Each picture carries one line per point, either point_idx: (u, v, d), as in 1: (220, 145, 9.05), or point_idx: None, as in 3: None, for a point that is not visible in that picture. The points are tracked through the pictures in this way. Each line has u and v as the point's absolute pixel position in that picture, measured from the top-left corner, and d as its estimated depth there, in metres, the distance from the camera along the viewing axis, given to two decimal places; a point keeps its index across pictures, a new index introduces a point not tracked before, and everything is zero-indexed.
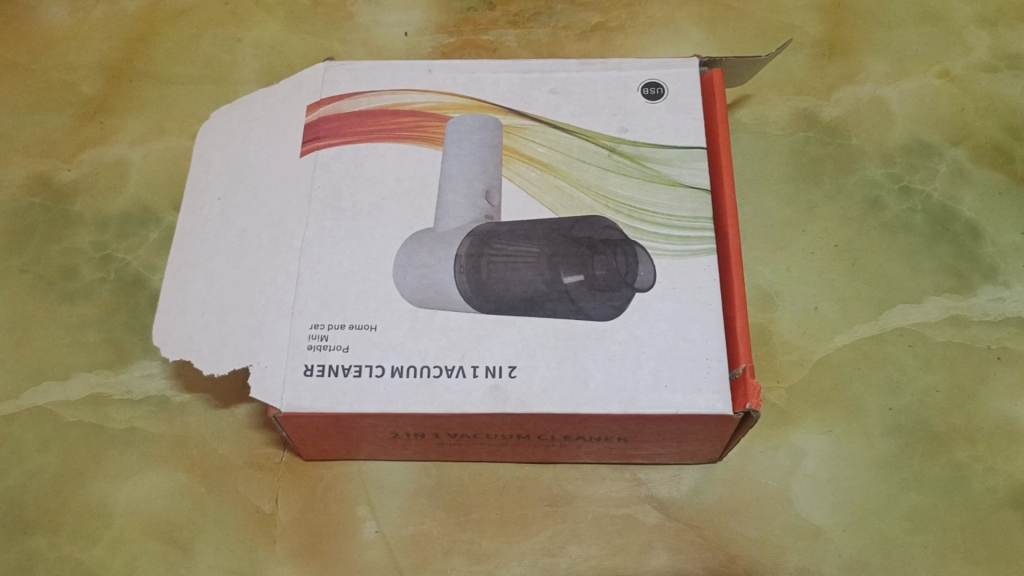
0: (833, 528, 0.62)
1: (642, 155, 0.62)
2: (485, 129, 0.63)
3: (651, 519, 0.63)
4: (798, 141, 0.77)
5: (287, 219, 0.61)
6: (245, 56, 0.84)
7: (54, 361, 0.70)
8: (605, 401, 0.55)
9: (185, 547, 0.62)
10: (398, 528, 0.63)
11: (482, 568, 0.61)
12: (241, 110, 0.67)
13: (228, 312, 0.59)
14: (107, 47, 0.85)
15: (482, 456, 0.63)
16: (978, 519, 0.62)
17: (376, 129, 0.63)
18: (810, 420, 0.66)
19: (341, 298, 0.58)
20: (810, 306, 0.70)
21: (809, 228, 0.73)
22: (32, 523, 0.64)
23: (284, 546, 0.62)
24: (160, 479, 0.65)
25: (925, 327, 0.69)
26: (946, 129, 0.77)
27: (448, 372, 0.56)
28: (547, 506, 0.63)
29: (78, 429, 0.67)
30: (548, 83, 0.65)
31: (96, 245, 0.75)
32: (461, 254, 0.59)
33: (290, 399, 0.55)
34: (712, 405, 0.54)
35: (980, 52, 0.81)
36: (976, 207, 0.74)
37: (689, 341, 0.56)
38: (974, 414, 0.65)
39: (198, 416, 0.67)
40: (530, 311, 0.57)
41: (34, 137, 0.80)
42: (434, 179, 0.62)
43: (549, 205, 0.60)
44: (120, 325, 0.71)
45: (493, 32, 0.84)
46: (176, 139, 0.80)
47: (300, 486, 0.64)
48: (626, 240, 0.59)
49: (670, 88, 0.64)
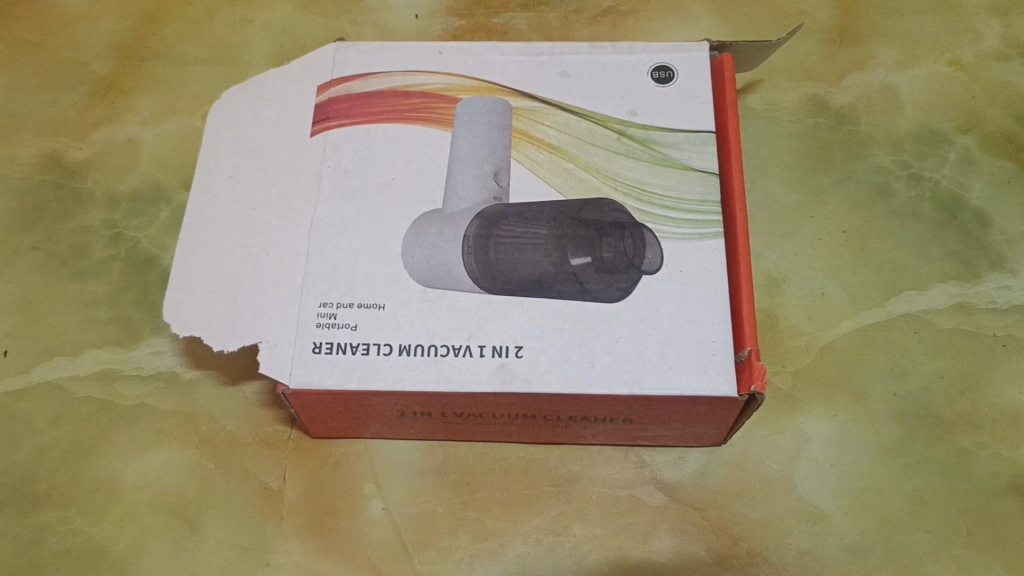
0: (836, 512, 0.63)
1: (651, 138, 0.62)
2: (494, 112, 0.63)
3: (654, 500, 0.63)
4: (808, 127, 0.77)
5: (297, 199, 0.61)
6: (256, 37, 0.84)
7: (66, 337, 0.70)
8: (610, 381, 0.55)
9: (194, 522, 0.63)
10: (404, 506, 0.63)
11: (486, 547, 0.62)
12: (252, 91, 0.67)
13: (237, 289, 0.59)
14: (118, 27, 0.85)
15: (489, 436, 0.63)
16: (980, 505, 0.62)
17: (385, 111, 0.63)
18: (815, 405, 0.66)
19: (350, 277, 0.58)
20: (817, 292, 0.70)
21: (817, 214, 0.73)
22: (43, 497, 0.64)
23: (291, 523, 0.63)
24: (170, 455, 0.66)
25: (931, 313, 0.69)
26: (956, 116, 0.77)
27: (455, 351, 0.56)
28: (552, 486, 0.64)
29: (89, 404, 0.68)
30: (557, 65, 0.65)
31: (107, 223, 0.76)
32: (469, 235, 0.60)
33: (300, 376, 0.56)
34: (717, 387, 0.55)
35: (991, 40, 0.81)
36: (984, 195, 0.74)
37: (695, 324, 0.56)
38: (979, 401, 0.66)
39: (207, 393, 0.68)
40: (537, 292, 0.58)
41: (45, 115, 0.81)
42: (443, 160, 0.62)
43: (558, 187, 0.60)
44: (131, 303, 0.72)
45: (503, 15, 0.84)
46: (187, 120, 0.80)
47: (308, 464, 0.65)
48: (634, 223, 0.59)
49: (679, 71, 0.64)
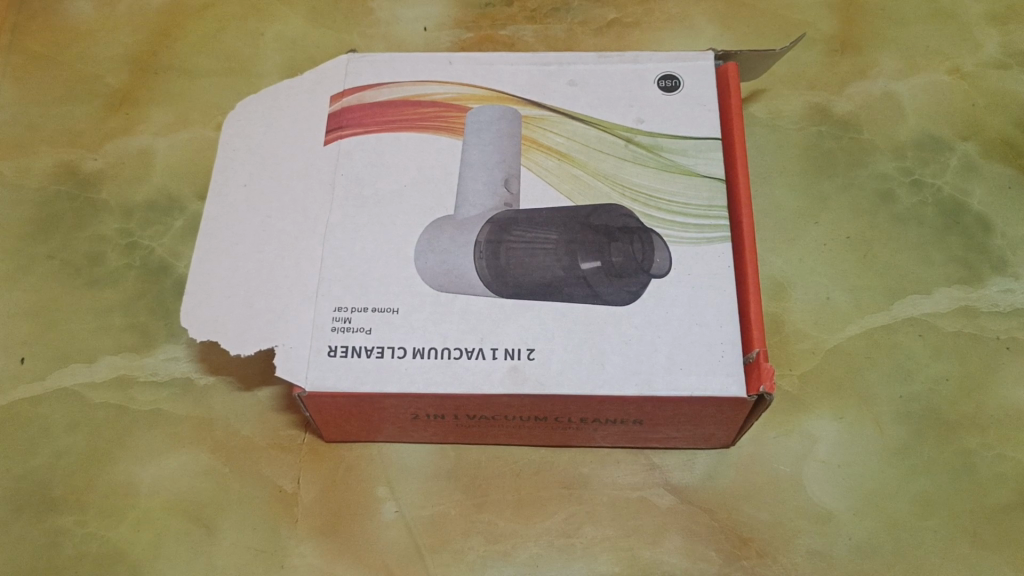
0: (844, 512, 0.63)
1: (658, 145, 0.63)
2: (503, 120, 0.64)
3: (664, 502, 0.64)
4: (811, 135, 0.78)
5: (311, 206, 0.63)
6: (267, 50, 0.86)
7: (82, 344, 0.71)
8: (620, 383, 0.56)
9: (210, 525, 0.64)
10: (417, 508, 0.64)
11: (499, 549, 0.62)
12: (266, 100, 0.68)
13: (253, 294, 0.60)
14: (132, 40, 0.87)
15: (500, 439, 0.64)
16: (985, 505, 0.63)
17: (396, 120, 0.65)
18: (822, 407, 0.67)
19: (364, 283, 0.59)
20: (822, 297, 0.71)
21: (822, 219, 0.74)
22: (60, 501, 0.65)
23: (306, 525, 0.64)
24: (185, 459, 0.67)
25: (935, 317, 0.70)
26: (957, 124, 0.79)
27: (468, 354, 0.57)
28: (563, 488, 0.64)
29: (106, 410, 0.69)
30: (566, 75, 0.66)
31: (122, 232, 0.77)
32: (480, 241, 0.61)
33: (315, 379, 0.57)
34: (726, 388, 0.56)
35: (990, 49, 0.82)
36: (985, 200, 0.75)
37: (704, 325, 0.57)
38: (984, 402, 0.66)
39: (222, 398, 0.69)
40: (548, 295, 0.59)
41: (61, 127, 0.82)
42: (454, 167, 0.63)
43: (567, 193, 0.62)
44: (146, 310, 0.73)
45: (510, 27, 0.86)
46: (200, 131, 0.82)
47: (322, 467, 0.66)
48: (643, 228, 0.60)
49: (685, 80, 0.65)
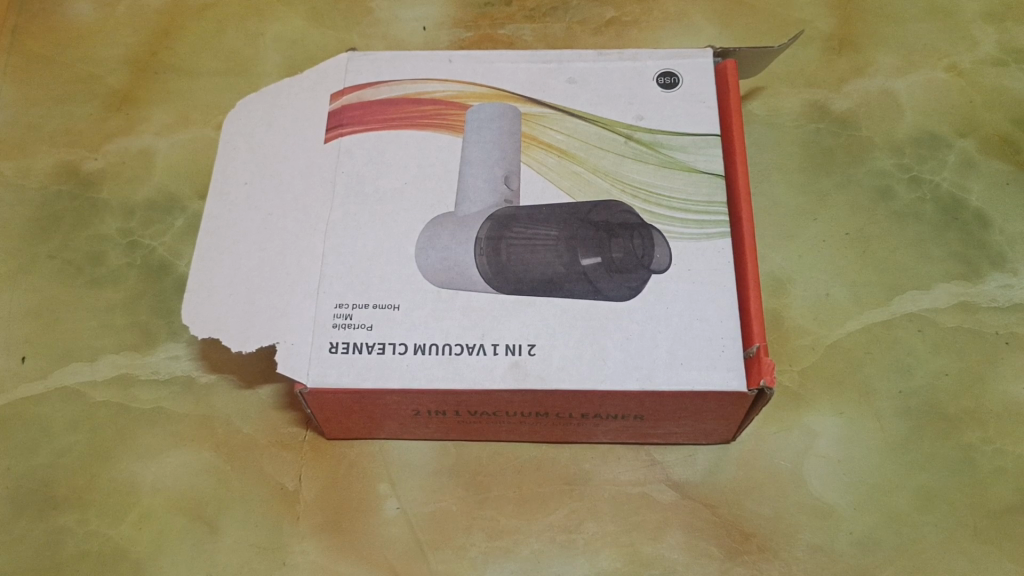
0: (845, 507, 0.63)
1: (658, 142, 0.63)
2: (503, 118, 0.65)
3: (666, 497, 0.64)
4: (809, 132, 0.78)
5: (312, 203, 0.63)
6: (267, 50, 0.86)
7: (83, 344, 0.71)
8: (621, 378, 0.56)
9: (212, 523, 0.64)
10: (418, 505, 0.64)
11: (500, 545, 0.62)
12: (267, 99, 0.68)
13: (255, 291, 0.60)
14: (132, 40, 0.87)
15: (502, 435, 0.64)
16: (985, 500, 0.63)
17: (397, 118, 0.65)
18: (823, 402, 0.67)
19: (365, 279, 0.59)
20: (822, 293, 0.71)
21: (821, 216, 0.74)
22: (61, 500, 0.65)
23: (308, 522, 0.64)
24: (187, 457, 0.67)
25: (934, 312, 0.70)
26: (955, 121, 0.79)
27: (469, 350, 0.57)
28: (564, 485, 0.65)
29: (107, 408, 0.69)
30: (566, 73, 0.67)
31: (122, 231, 0.77)
32: (481, 237, 0.61)
33: (317, 375, 0.57)
34: (727, 382, 0.56)
35: (987, 47, 0.83)
36: (983, 196, 0.75)
37: (705, 321, 0.57)
38: (983, 397, 0.67)
39: (223, 397, 0.69)
40: (549, 292, 0.59)
41: (62, 127, 0.82)
42: (455, 164, 0.63)
43: (567, 190, 0.62)
44: (147, 309, 0.73)
45: (509, 26, 0.86)
46: (200, 131, 0.82)
47: (324, 464, 0.66)
48: (642, 224, 0.60)
49: (684, 77, 0.65)
